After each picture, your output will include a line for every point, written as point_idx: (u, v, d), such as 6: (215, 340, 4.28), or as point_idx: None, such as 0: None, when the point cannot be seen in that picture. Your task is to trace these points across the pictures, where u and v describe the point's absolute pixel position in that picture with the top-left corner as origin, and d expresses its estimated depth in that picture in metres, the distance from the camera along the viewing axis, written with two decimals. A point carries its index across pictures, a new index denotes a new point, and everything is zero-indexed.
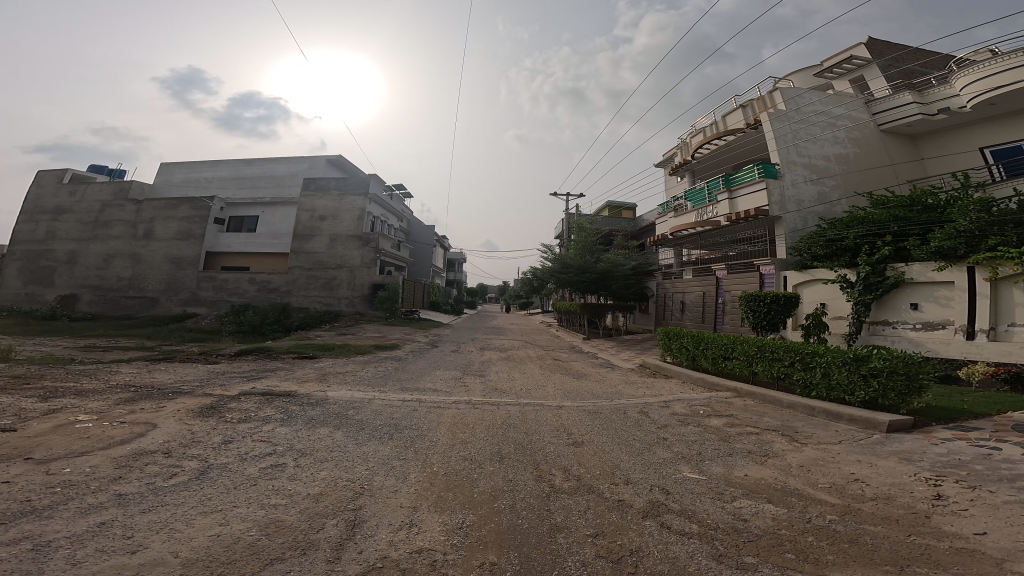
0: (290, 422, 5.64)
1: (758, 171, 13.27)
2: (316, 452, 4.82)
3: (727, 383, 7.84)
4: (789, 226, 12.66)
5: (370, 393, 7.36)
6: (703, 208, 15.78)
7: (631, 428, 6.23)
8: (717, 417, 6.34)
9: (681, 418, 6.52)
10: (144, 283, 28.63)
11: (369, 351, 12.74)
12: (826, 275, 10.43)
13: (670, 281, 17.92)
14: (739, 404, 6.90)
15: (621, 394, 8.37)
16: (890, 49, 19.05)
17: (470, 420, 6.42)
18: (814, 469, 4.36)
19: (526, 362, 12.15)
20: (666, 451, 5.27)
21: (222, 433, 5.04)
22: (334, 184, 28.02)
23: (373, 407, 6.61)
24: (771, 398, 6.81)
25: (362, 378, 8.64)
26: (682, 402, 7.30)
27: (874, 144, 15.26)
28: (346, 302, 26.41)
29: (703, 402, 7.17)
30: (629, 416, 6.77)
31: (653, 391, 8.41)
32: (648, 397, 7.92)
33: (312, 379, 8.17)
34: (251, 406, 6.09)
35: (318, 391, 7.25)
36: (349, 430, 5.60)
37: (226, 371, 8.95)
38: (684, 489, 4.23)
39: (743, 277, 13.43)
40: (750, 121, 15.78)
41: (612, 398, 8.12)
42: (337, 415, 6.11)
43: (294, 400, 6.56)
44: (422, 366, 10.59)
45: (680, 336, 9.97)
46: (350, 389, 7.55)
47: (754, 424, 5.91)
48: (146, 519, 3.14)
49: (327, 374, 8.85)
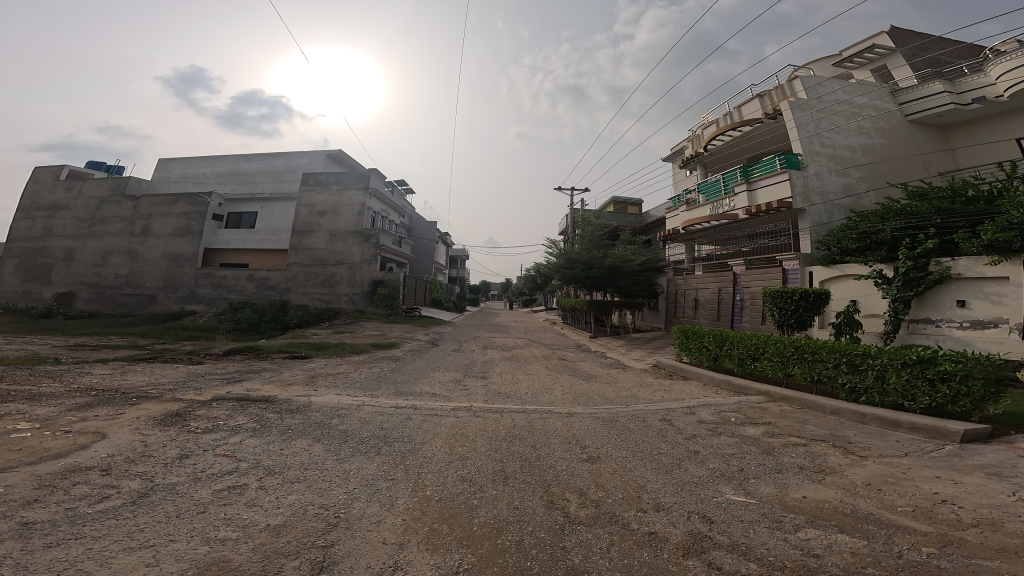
0: (266, 432, 4.96)
1: (780, 162, 12.48)
2: (287, 471, 4.11)
3: (757, 386, 7.09)
4: (813, 219, 11.84)
5: (359, 398, 6.65)
6: (718, 200, 14.96)
7: (655, 441, 5.45)
8: (753, 426, 5.61)
9: (711, 426, 5.77)
10: (141, 281, 28.08)
11: (365, 350, 12.06)
12: (859, 270, 9.64)
13: (681, 277, 17.09)
14: (775, 410, 6.16)
15: (638, 399, 7.61)
16: (913, 37, 18.17)
17: (470, 430, 5.70)
18: (887, 489, 3.67)
19: (531, 362, 11.41)
20: (700, 467, 4.54)
21: (180, 446, 4.35)
22: (333, 179, 27.32)
23: (361, 415, 5.92)
24: (810, 403, 6.09)
25: (354, 380, 7.98)
26: (708, 408, 6.55)
27: (901, 134, 14.35)
28: (346, 299, 25.81)
29: (734, 407, 6.45)
30: (649, 425, 6.03)
31: (673, 395, 7.65)
32: (668, 402, 7.17)
33: (297, 382, 7.47)
34: (221, 414, 5.38)
35: (301, 395, 6.56)
36: (330, 442, 4.90)
37: (207, 372, 8.26)
38: (731, 516, 3.49)
39: (764, 272, 12.60)
40: (769, 111, 14.96)
41: (627, 403, 7.38)
42: (320, 425, 5.39)
43: (275, 407, 5.88)
44: (419, 367, 9.88)
45: (699, 334, 9.18)
46: (337, 394, 6.85)
47: (798, 434, 5.19)
48: (48, 556, 2.48)
49: (315, 375, 8.18)
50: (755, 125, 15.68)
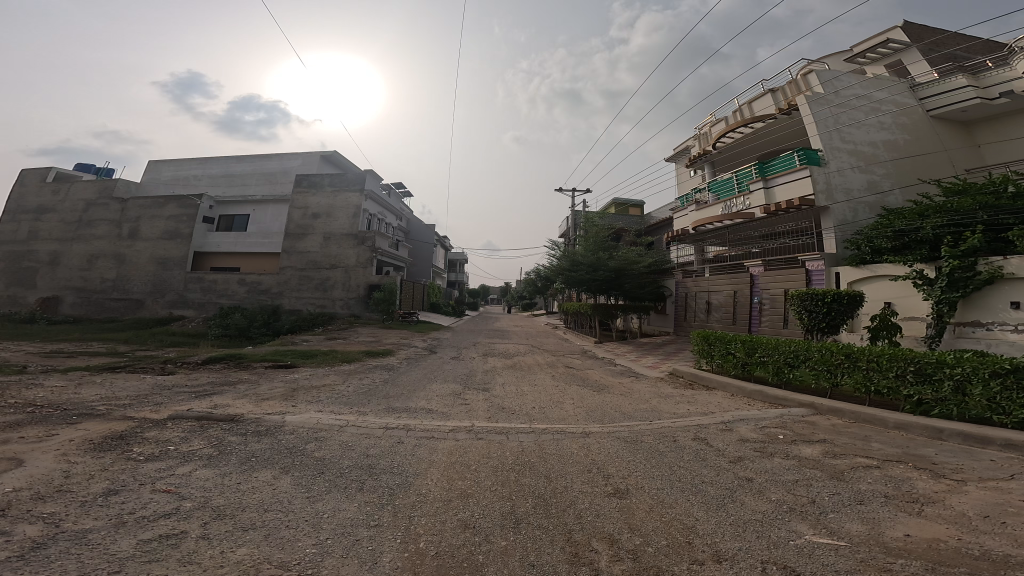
0: (223, 461, 4.09)
1: (799, 157, 11.74)
2: (242, 514, 3.25)
3: (800, 397, 6.36)
4: (837, 218, 11.08)
5: (343, 417, 5.79)
6: (730, 199, 14.22)
7: (693, 466, 4.63)
8: (808, 445, 4.92)
9: (758, 447, 4.99)
10: (128, 285, 27.13)
11: (356, 358, 11.17)
12: (895, 270, 8.94)
13: (690, 280, 16.31)
14: (827, 425, 5.47)
15: (659, 413, 6.78)
16: (928, 32, 17.57)
17: (472, 458, 4.85)
18: (1012, 523, 3.10)
19: (536, 371, 10.54)
20: (760, 499, 3.85)
21: (109, 479, 3.47)
22: (328, 180, 26.54)
23: (342, 437, 5.07)
24: (867, 417, 5.44)
25: (343, 393, 7.15)
26: (747, 423, 5.80)
27: (923, 129, 13.68)
28: (341, 304, 24.92)
29: (777, 422, 5.75)
30: (679, 446, 5.23)
31: (700, 408, 6.82)
32: (696, 417, 6.36)
33: (275, 396, 6.60)
34: (174, 436, 4.53)
35: (275, 414, 5.69)
36: (304, 472, 4.08)
37: (175, 384, 7.38)
38: (821, 567, 2.75)
39: (784, 274, 11.82)
40: (783, 106, 14.28)
41: (648, 419, 6.54)
42: (292, 451, 4.52)
43: (240, 428, 5.00)
44: (415, 378, 9.04)
45: (723, 340, 8.35)
46: (320, 411, 5.99)
47: (866, 453, 4.60)
48: None
49: (296, 388, 7.31)
50: (768, 122, 14.99)
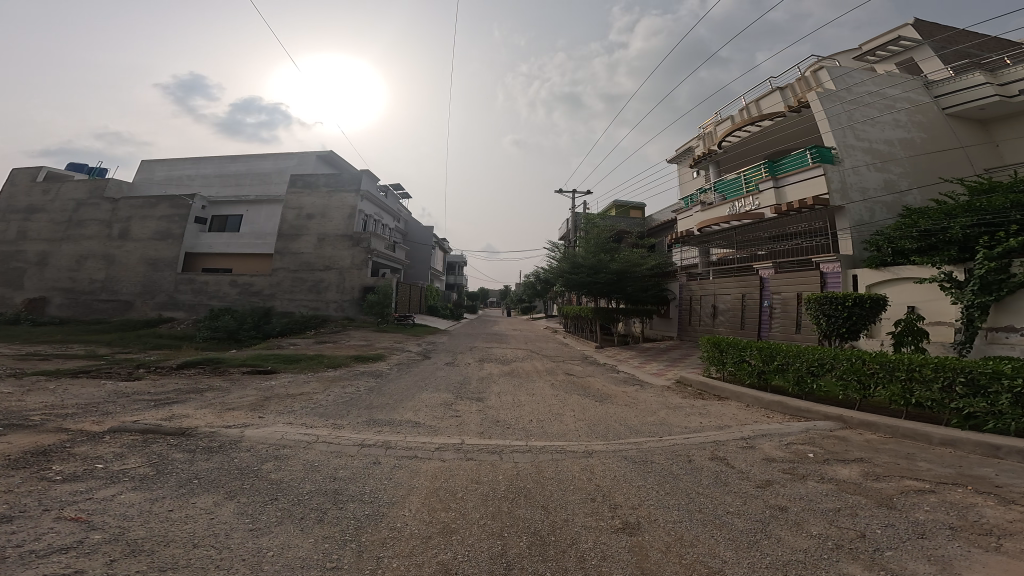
0: (153, 492, 3.45)
1: (811, 155, 11.17)
2: (163, 552, 2.64)
3: (827, 410, 5.73)
4: (854, 217, 10.49)
5: (315, 432, 5.16)
6: (738, 199, 13.65)
7: (714, 493, 4.00)
8: (843, 465, 4.30)
9: (786, 468, 4.36)
10: (117, 286, 26.47)
11: (343, 363, 10.52)
12: (921, 272, 8.37)
13: (695, 283, 15.72)
14: (861, 441, 4.86)
15: (669, 427, 6.16)
16: (939, 30, 17.08)
17: (460, 483, 4.23)
18: None
19: (534, 379, 9.89)
20: (799, 534, 3.21)
21: (9, 502, 2.91)
22: (323, 180, 25.96)
23: (306, 456, 4.43)
24: (908, 432, 4.83)
25: (321, 403, 6.54)
26: (770, 439, 5.18)
27: (939, 127, 13.13)
28: (334, 306, 24.29)
29: (804, 438, 5.12)
30: (692, 467, 4.60)
31: (714, 421, 6.21)
32: (710, 431, 5.74)
33: (241, 407, 5.98)
34: (108, 452, 3.96)
35: (238, 426, 5.07)
36: (249, 501, 3.49)
37: (136, 392, 6.72)
38: None
39: (797, 277, 11.23)
40: (792, 104, 13.77)
41: (656, 434, 5.90)
42: (244, 472, 3.93)
43: (189, 443, 4.37)
44: (404, 385, 8.41)
45: (737, 346, 7.72)
46: (288, 424, 5.36)
47: (912, 474, 3.97)
48: None
49: (269, 398, 6.68)
50: (777, 119, 14.47)
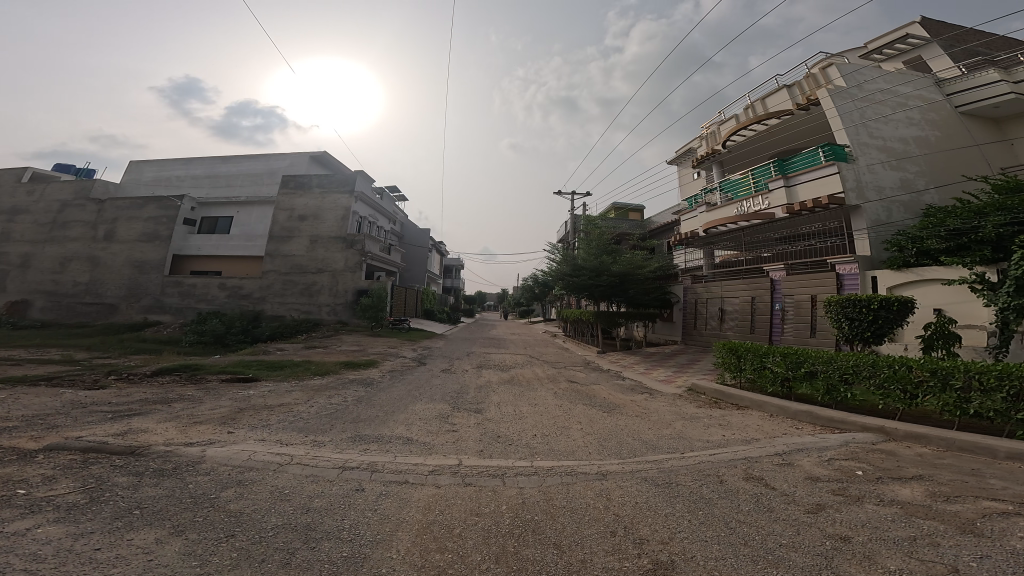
0: (79, 528, 2.81)
1: (824, 153, 10.77)
2: None
3: (868, 422, 5.21)
4: (871, 217, 10.00)
5: (290, 451, 4.52)
6: (746, 198, 13.18)
7: (761, 521, 3.45)
8: (902, 485, 3.79)
9: (838, 491, 3.84)
10: (102, 289, 25.64)
11: (331, 370, 9.85)
12: (949, 273, 7.91)
13: (700, 286, 15.21)
14: (914, 455, 4.37)
15: (687, 442, 5.58)
16: (946, 29, 16.76)
17: (460, 516, 3.62)
18: None
19: (536, 387, 9.26)
20: (874, 572, 2.62)
21: None
22: (316, 181, 25.31)
23: (275, 482, 3.80)
24: (968, 445, 4.32)
25: (303, 416, 5.91)
26: (808, 454, 4.69)
27: (954, 125, 12.75)
28: (327, 310, 23.59)
29: (847, 452, 4.65)
30: (725, 490, 4.04)
31: (737, 434, 5.65)
32: (736, 446, 5.19)
33: (210, 421, 5.35)
34: (36, 475, 3.38)
35: (201, 444, 4.44)
36: (199, 537, 2.88)
37: (96, 403, 6.06)
38: None
39: (810, 279, 10.75)
40: (801, 102, 13.35)
41: (675, 450, 5.32)
42: (197, 500, 3.34)
43: (137, 465, 3.74)
44: (396, 395, 7.80)
45: (757, 352, 7.15)
46: (261, 441, 4.73)
47: (984, 492, 3.44)
48: None
49: (244, 409, 6.05)
50: (784, 118, 14.04)
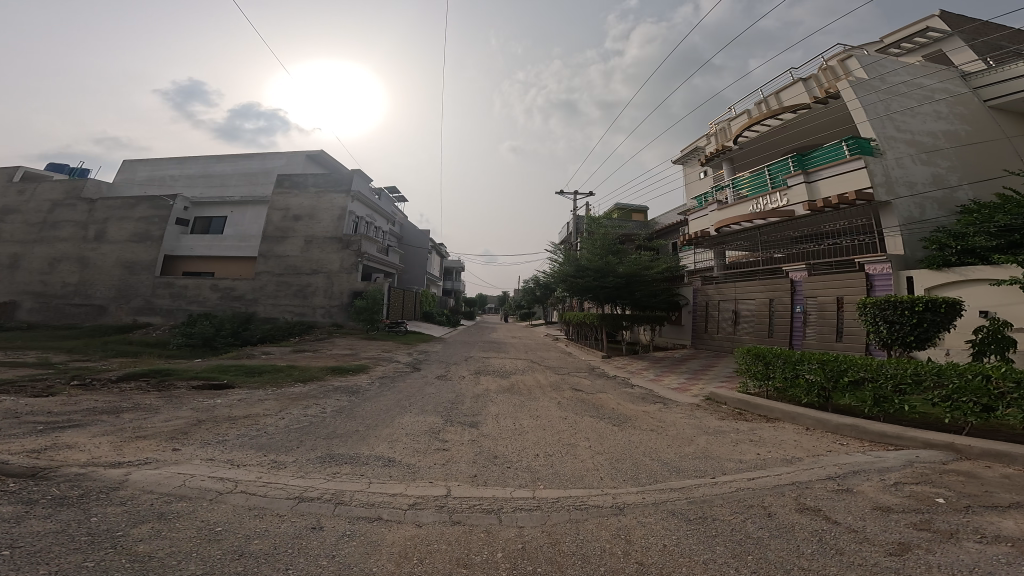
0: None
1: (848, 147, 10.09)
2: None
3: (936, 441, 4.49)
4: (903, 214, 9.24)
5: (238, 479, 3.80)
6: (762, 195, 12.43)
7: (832, 567, 2.74)
8: (1001, 516, 3.13)
9: (920, 524, 3.15)
10: (91, 290, 24.93)
11: (315, 376, 9.09)
12: (997, 272, 7.19)
13: (711, 288, 14.43)
14: (997, 479, 3.69)
15: (714, 463, 4.82)
16: (967, 22, 16.01)
17: (440, 567, 2.84)
18: None
19: (537, 396, 8.46)
20: None
21: None
22: (311, 180, 24.61)
23: (207, 517, 3.13)
24: None
25: (269, 429, 5.23)
26: (868, 478, 3.95)
27: (984, 117, 11.99)
28: (321, 312, 22.84)
29: (915, 475, 3.93)
30: (776, 526, 3.33)
31: (773, 455, 4.89)
32: (776, 468, 4.44)
33: (155, 438, 4.65)
34: None
35: (129, 469, 3.70)
36: None
37: (32, 413, 5.32)
38: None
39: (835, 280, 9.99)
40: (819, 95, 12.62)
41: (703, 473, 4.55)
42: (97, 541, 2.60)
43: (33, 492, 3.02)
44: (383, 405, 7.04)
45: (789, 359, 6.40)
46: (208, 462, 4.11)
47: None
48: None
49: (201, 422, 5.37)
50: (801, 112, 13.32)
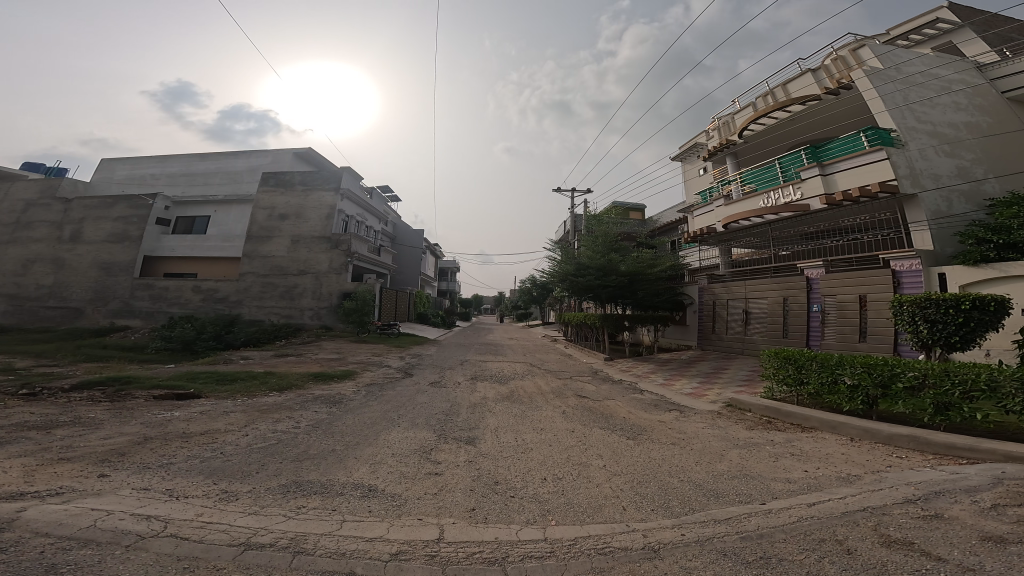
0: None
1: (867, 137, 9.50)
2: None
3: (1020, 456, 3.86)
4: (930, 206, 8.70)
5: (174, 515, 3.07)
6: (773, 190, 11.82)
7: None
8: None
9: None
10: (67, 292, 23.77)
11: (296, 384, 8.28)
12: None
13: (719, 286, 13.79)
14: None
15: (754, 489, 4.15)
16: (976, 13, 15.56)
17: None
18: None
19: (540, 405, 7.68)
20: None
21: None
22: (299, 178, 23.68)
23: (119, 570, 2.38)
24: None
25: (226, 449, 4.47)
26: (957, 500, 3.36)
27: (1006, 108, 11.49)
28: (309, 314, 21.90)
29: (1012, 494, 3.30)
30: (865, 567, 2.67)
31: (823, 476, 4.24)
32: (837, 489, 3.93)
33: (80, 461, 3.92)
34: None
35: (28, 506, 2.98)
36: None
37: None
38: None
39: (857, 277, 9.40)
40: (830, 85, 12.07)
41: (750, 499, 3.98)
42: None
43: None
44: (369, 417, 6.26)
45: (826, 363, 5.73)
46: (140, 493, 3.38)
47: None
48: None
49: (148, 439, 4.61)
50: (811, 104, 12.75)
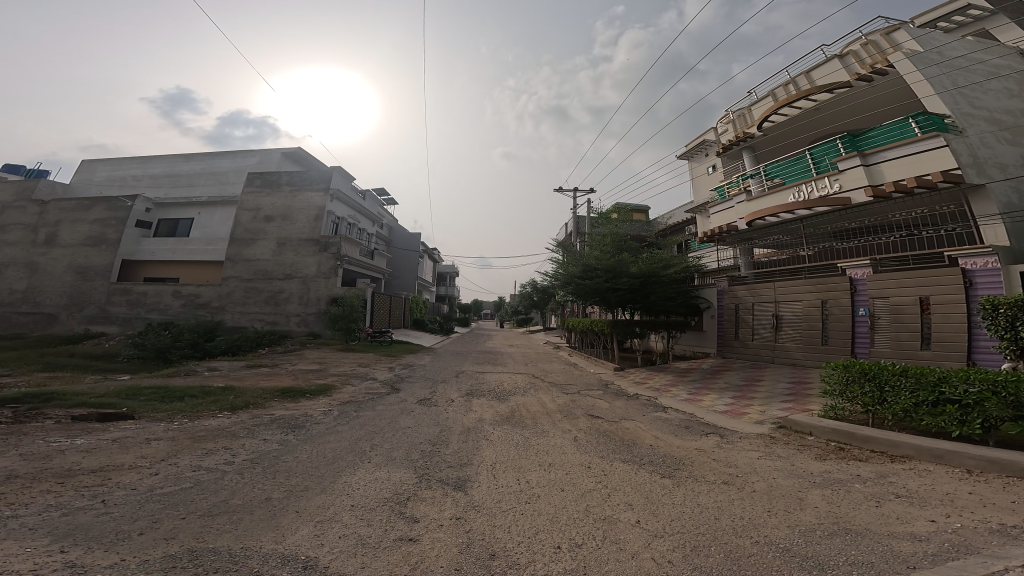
0: None
1: (917, 123, 8.40)
2: None
3: None
4: (1001, 199, 7.61)
5: None
6: (802, 185, 10.58)
7: None
8: None
9: None
10: (41, 298, 22.44)
11: (256, 401, 7.01)
12: None
13: (740, 289, 12.51)
14: None
15: (866, 554, 2.85)
16: None
17: None
18: None
19: (546, 429, 6.36)
20: None
21: None
22: (286, 177, 22.47)
23: None
24: None
25: (111, 497, 3.36)
26: None
27: None
28: (296, 320, 20.60)
29: None
30: None
31: (963, 532, 2.95)
32: (1006, 551, 2.66)
33: None
34: None
35: None
36: None
37: None
38: None
39: (915, 277, 8.27)
40: (863, 68, 10.90)
41: (871, 571, 2.67)
42: None
43: None
44: (333, 448, 4.96)
45: (922, 380, 4.44)
46: None
47: None
48: None
49: (7, 480, 3.50)
50: (841, 90, 11.56)
